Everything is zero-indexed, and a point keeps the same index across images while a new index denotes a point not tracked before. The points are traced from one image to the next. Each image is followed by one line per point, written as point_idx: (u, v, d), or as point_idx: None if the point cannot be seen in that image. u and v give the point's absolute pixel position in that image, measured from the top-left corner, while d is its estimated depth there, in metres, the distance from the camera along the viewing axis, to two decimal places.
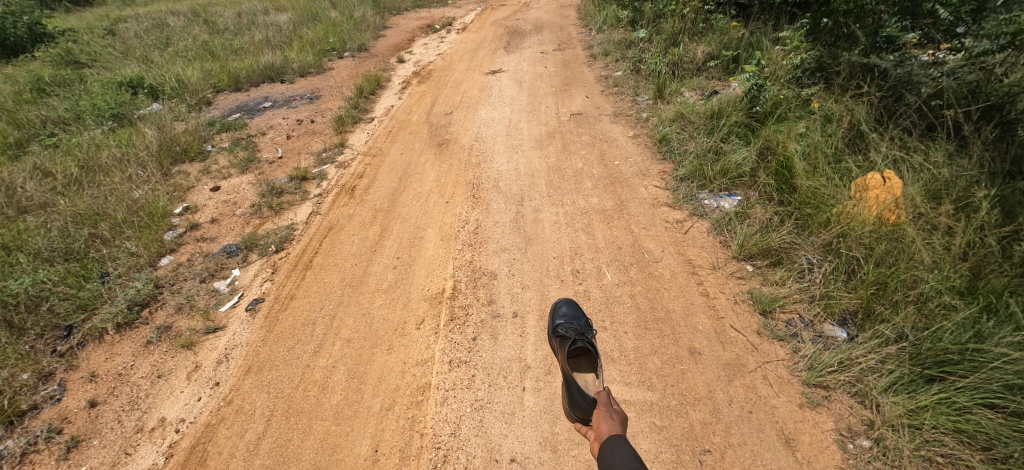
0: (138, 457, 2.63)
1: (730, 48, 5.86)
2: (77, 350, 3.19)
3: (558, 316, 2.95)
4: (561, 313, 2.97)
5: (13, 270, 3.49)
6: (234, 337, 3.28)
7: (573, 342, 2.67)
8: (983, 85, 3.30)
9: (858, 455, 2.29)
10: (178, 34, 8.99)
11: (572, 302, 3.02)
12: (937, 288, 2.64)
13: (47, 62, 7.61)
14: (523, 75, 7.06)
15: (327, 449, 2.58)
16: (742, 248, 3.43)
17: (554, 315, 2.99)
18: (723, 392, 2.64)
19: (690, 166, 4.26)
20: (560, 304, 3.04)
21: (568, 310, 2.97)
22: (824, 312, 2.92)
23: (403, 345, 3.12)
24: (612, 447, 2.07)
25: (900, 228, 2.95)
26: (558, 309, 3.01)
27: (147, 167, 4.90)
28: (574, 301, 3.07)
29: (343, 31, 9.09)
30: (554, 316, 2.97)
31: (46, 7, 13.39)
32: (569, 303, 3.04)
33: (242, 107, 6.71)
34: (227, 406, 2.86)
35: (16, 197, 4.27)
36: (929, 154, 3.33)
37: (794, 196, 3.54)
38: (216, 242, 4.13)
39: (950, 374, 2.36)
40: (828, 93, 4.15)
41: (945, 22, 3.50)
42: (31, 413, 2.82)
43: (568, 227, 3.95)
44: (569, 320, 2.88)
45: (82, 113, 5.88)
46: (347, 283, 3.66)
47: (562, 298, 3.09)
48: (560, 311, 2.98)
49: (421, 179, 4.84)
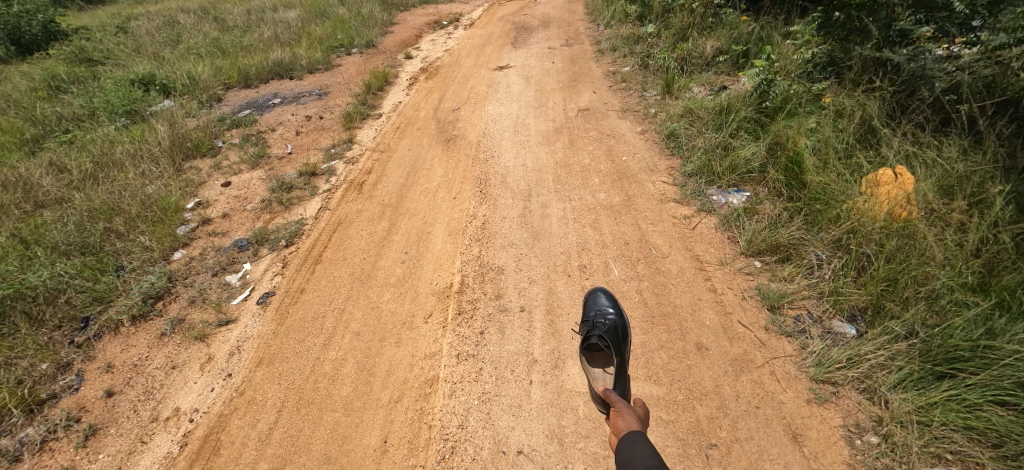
0: (153, 446, 2.69)
1: (740, 43, 5.80)
2: (94, 342, 3.27)
3: (588, 312, 3.04)
4: (590, 309, 3.03)
5: (31, 263, 3.57)
6: (245, 330, 3.33)
7: (587, 337, 2.71)
8: (999, 79, 3.21)
9: (867, 452, 2.29)
10: (189, 31, 9.08)
11: (599, 297, 3.08)
12: (949, 285, 2.62)
13: (62, 60, 7.77)
14: (530, 71, 7.06)
15: (337, 440, 2.63)
16: (750, 244, 3.42)
17: (587, 307, 3.08)
18: (730, 387, 2.64)
19: (698, 162, 4.25)
20: (592, 299, 3.10)
21: (595, 307, 3.02)
22: (833, 308, 2.91)
23: (411, 338, 3.15)
24: (630, 444, 2.08)
25: (911, 224, 2.92)
26: (588, 304, 3.08)
27: (159, 162, 4.97)
28: (611, 297, 3.10)
29: (351, 27, 9.12)
30: (584, 313, 3.06)
31: (59, 5, 13.60)
32: (597, 299, 3.08)
33: (252, 103, 6.77)
34: (239, 396, 2.91)
35: (33, 191, 4.36)
36: (942, 149, 3.29)
37: (803, 191, 3.52)
38: (227, 237, 4.19)
39: (960, 371, 2.33)
40: (840, 87, 4.11)
41: (960, 15, 3.45)
42: (51, 402, 2.90)
43: (575, 223, 3.95)
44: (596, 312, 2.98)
45: (96, 109, 5.97)
46: (356, 277, 3.70)
47: (591, 295, 3.13)
48: (590, 308, 3.05)
49: (429, 175, 4.87)
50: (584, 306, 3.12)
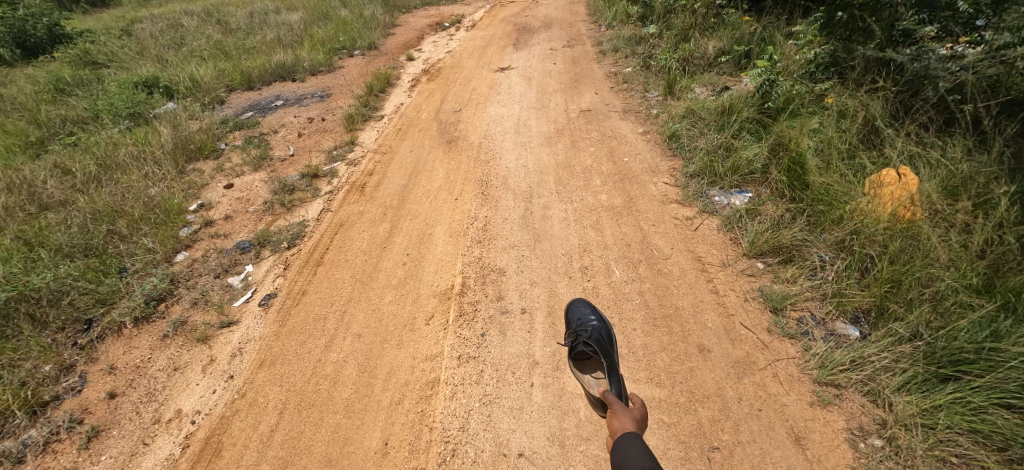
0: (156, 447, 2.69)
1: (742, 43, 5.78)
2: (97, 343, 3.28)
3: (572, 322, 2.99)
4: (573, 319, 3.01)
5: (35, 265, 3.59)
6: (247, 332, 3.34)
7: (574, 346, 2.65)
8: (1004, 78, 3.12)
9: (871, 455, 2.27)
10: (192, 33, 9.13)
11: (581, 306, 3.08)
12: (953, 286, 2.60)
13: (67, 62, 7.81)
14: (532, 72, 7.06)
15: (338, 442, 2.63)
16: (752, 245, 3.40)
17: (571, 319, 3.04)
18: (732, 389, 2.63)
19: (700, 163, 4.24)
20: (574, 309, 3.08)
21: (580, 315, 3.01)
22: (836, 309, 2.89)
23: (413, 340, 3.15)
24: (625, 445, 2.10)
25: (915, 225, 2.91)
26: (571, 315, 3.05)
27: (162, 164, 4.99)
28: (592, 306, 3.09)
29: (353, 29, 9.15)
30: (570, 319, 3.03)
31: (63, 7, 13.63)
32: (579, 307, 3.06)
33: (254, 105, 6.79)
34: (241, 399, 2.91)
35: (37, 194, 4.38)
36: (946, 150, 3.27)
37: (806, 192, 3.50)
38: (230, 239, 4.20)
39: (965, 374, 2.31)
40: (843, 87, 4.09)
41: (964, 14, 3.43)
42: (53, 404, 2.91)
43: (577, 224, 3.94)
44: (578, 322, 2.96)
45: (100, 112, 6.00)
46: (358, 279, 3.70)
47: (572, 304, 3.11)
48: (572, 318, 3.03)
49: (430, 176, 4.87)
50: (568, 313, 3.09)
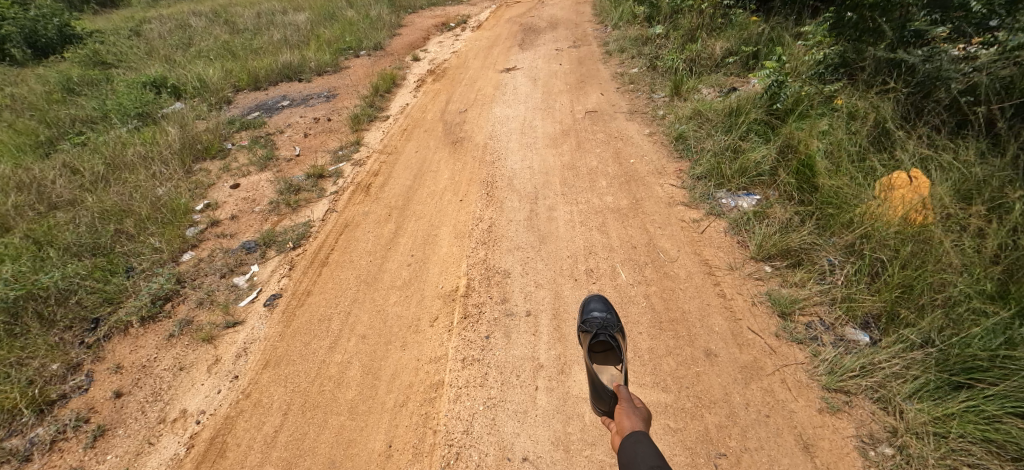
0: (160, 447, 2.70)
1: (750, 43, 5.72)
2: (103, 342, 3.30)
3: (586, 314, 3.00)
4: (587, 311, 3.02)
5: (44, 264, 3.61)
6: (252, 332, 3.34)
7: (597, 335, 2.75)
8: (1018, 80, 3.12)
9: (880, 463, 2.23)
10: (200, 34, 9.18)
11: (601, 298, 3.08)
12: (966, 292, 2.55)
13: (76, 62, 7.88)
14: (538, 72, 7.04)
15: (342, 443, 2.62)
16: (760, 248, 3.36)
17: (583, 312, 3.04)
18: (739, 395, 2.60)
19: (707, 164, 4.19)
20: (588, 303, 3.07)
21: (600, 306, 3.02)
22: (845, 314, 2.85)
23: (417, 342, 3.14)
24: (633, 443, 2.09)
25: (927, 229, 2.86)
26: (585, 308, 3.05)
27: (169, 164, 5.01)
28: (608, 303, 3.07)
29: (359, 30, 9.17)
30: (586, 310, 3.02)
31: (75, 9, 13.74)
32: (599, 299, 3.08)
33: (261, 106, 6.82)
34: (246, 399, 2.92)
35: (46, 193, 4.41)
36: (958, 152, 3.21)
37: (815, 195, 3.46)
38: (235, 239, 4.21)
39: (978, 381, 2.27)
40: (853, 89, 4.05)
41: (976, 15, 3.35)
42: (60, 402, 2.93)
43: (582, 226, 3.92)
44: (595, 316, 2.94)
45: (108, 112, 6.03)
46: (362, 280, 3.70)
47: (593, 295, 3.12)
48: (585, 311, 3.02)
49: (435, 177, 4.86)
50: (585, 302, 3.09)
